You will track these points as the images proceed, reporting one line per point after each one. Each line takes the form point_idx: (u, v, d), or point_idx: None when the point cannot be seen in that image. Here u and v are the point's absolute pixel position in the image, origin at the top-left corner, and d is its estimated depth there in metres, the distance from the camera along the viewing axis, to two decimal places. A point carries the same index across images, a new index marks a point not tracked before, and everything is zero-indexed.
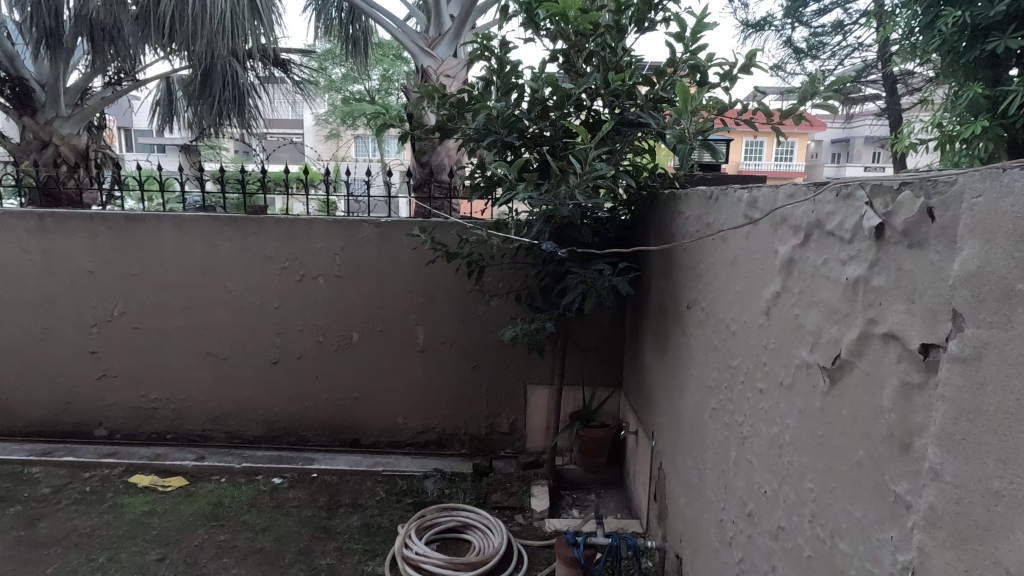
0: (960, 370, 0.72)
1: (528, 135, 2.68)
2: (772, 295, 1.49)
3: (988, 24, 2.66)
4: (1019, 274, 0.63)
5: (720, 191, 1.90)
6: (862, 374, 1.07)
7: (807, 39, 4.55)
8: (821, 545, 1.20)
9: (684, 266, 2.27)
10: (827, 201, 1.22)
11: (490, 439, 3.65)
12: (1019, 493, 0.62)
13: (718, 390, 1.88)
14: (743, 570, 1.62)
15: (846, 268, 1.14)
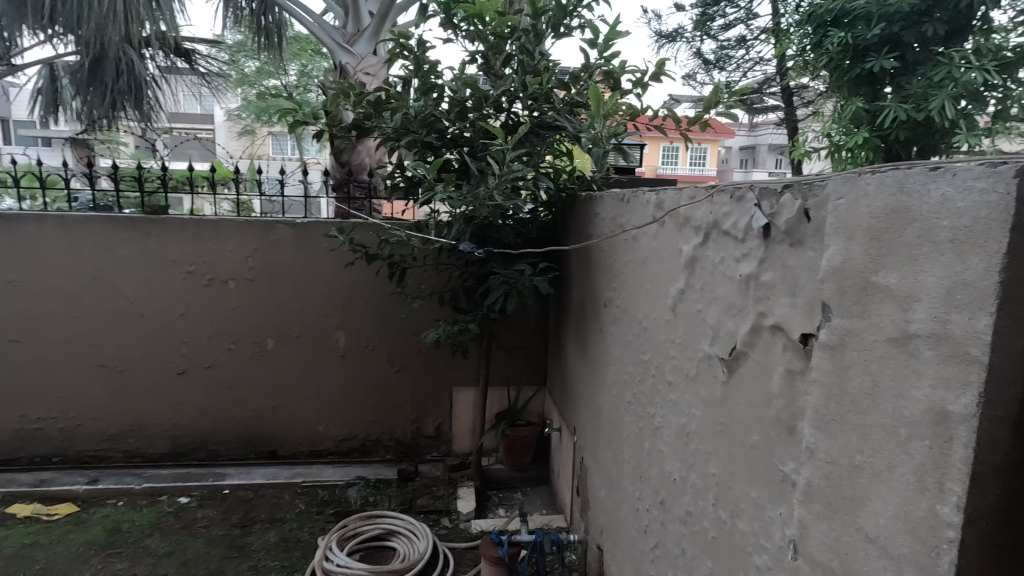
0: (828, 356, 0.79)
1: (448, 136, 2.67)
2: (678, 291, 1.57)
3: (867, 45, 2.97)
4: (872, 267, 0.70)
5: (632, 193, 1.98)
6: (754, 363, 1.16)
7: (715, 51, 4.85)
8: (723, 526, 1.29)
9: (601, 266, 2.34)
10: (723, 203, 1.31)
11: (416, 443, 3.60)
12: (876, 465, 0.69)
13: (632, 383, 1.96)
14: (657, 555, 1.70)
15: (740, 265, 1.22)
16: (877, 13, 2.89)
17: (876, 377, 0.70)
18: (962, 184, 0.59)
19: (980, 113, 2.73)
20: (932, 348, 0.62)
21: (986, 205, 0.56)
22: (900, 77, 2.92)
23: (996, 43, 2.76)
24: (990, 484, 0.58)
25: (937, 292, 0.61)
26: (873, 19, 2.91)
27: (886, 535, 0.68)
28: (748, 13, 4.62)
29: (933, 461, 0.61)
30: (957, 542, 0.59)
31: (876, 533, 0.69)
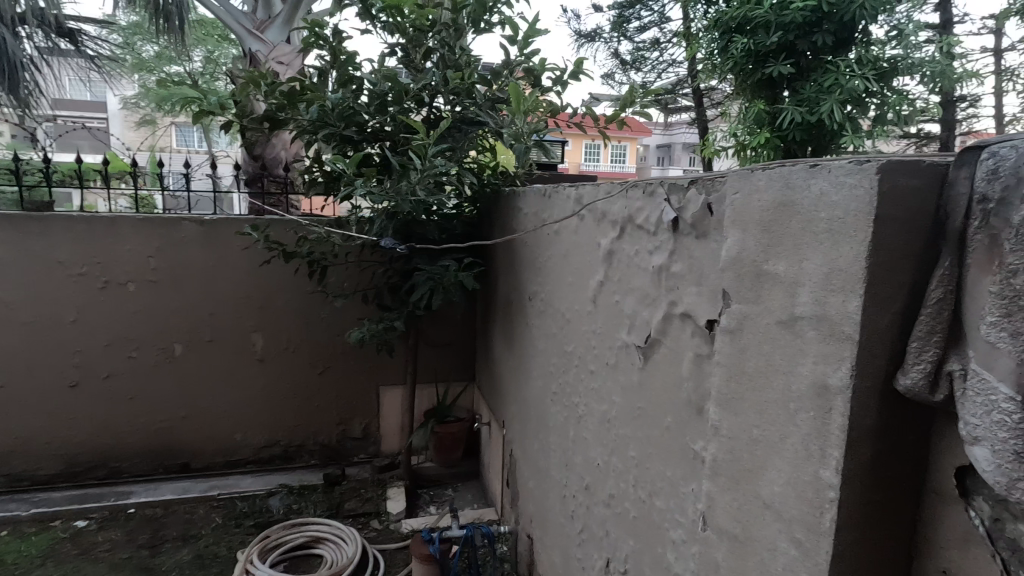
0: (728, 339, 0.85)
1: (368, 129, 2.60)
2: (598, 284, 1.62)
3: (766, 52, 3.22)
4: (763, 256, 0.77)
5: (553, 188, 2.02)
6: (667, 349, 1.22)
7: (632, 52, 5.05)
8: (643, 505, 1.35)
9: (525, 260, 2.38)
10: (637, 198, 1.37)
11: (342, 446, 3.49)
12: (770, 437, 0.76)
13: (557, 374, 2.00)
14: (583, 539, 1.76)
15: (652, 257, 1.29)
16: (775, 22, 3.13)
17: (768, 356, 0.76)
18: (835, 179, 0.65)
19: (862, 117, 3.07)
20: (815, 328, 0.68)
21: (854, 199, 0.63)
22: (795, 82, 3.19)
23: (874, 54, 3.02)
24: (863, 447, 0.65)
25: (818, 277, 0.67)
26: (771, 27, 3.14)
27: (780, 500, 0.74)
28: (661, 17, 4.84)
29: (818, 429, 0.68)
30: (837, 501, 0.66)
31: (772, 498, 0.75)
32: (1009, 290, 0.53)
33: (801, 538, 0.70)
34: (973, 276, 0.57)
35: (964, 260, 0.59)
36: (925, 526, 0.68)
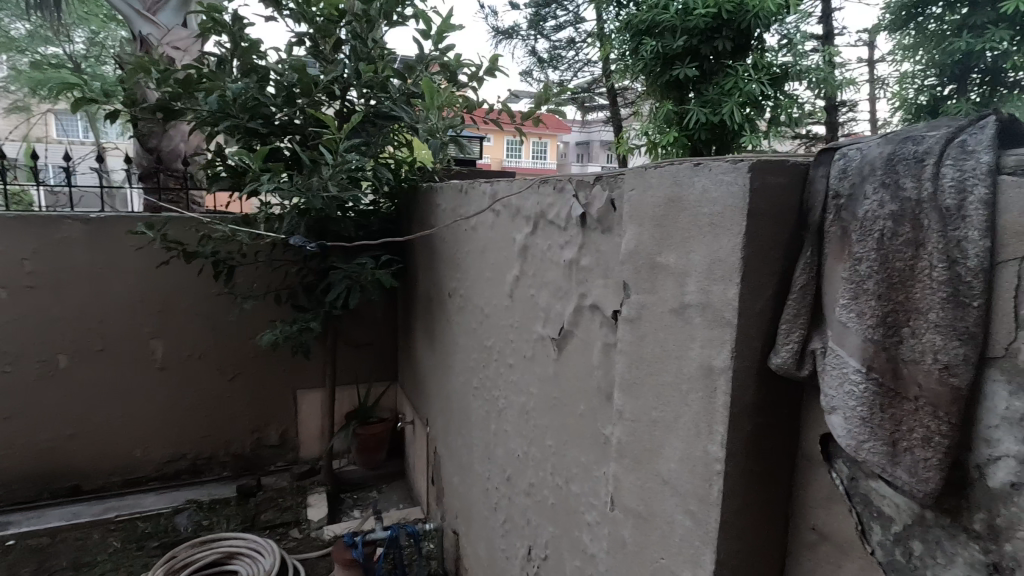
0: (629, 328, 0.89)
1: (276, 122, 2.49)
2: (514, 278, 1.65)
3: (672, 55, 3.38)
4: (657, 250, 0.82)
5: (469, 184, 2.03)
6: (578, 340, 1.27)
7: (548, 51, 5.15)
8: (560, 492, 1.40)
9: (444, 256, 2.37)
10: (548, 194, 1.41)
11: (257, 455, 3.32)
12: (666, 417, 0.81)
13: (478, 369, 2.02)
14: (506, 530, 1.79)
15: (564, 251, 1.33)
16: (680, 27, 3.27)
17: (662, 343, 0.81)
18: (715, 178, 0.71)
19: (759, 117, 3.31)
20: (701, 315, 0.74)
21: (731, 197, 0.68)
22: (699, 85, 3.38)
23: (768, 60, 3.27)
24: (743, 423, 0.71)
25: (703, 268, 0.73)
26: (677, 31, 3.30)
27: (676, 476, 0.80)
28: (576, 18, 4.97)
29: (706, 408, 0.73)
30: (723, 474, 0.71)
31: (670, 475, 0.81)
32: (855, 276, 0.60)
33: (694, 509, 0.76)
34: (829, 265, 0.65)
35: (821, 250, 0.66)
36: (799, 490, 0.75)
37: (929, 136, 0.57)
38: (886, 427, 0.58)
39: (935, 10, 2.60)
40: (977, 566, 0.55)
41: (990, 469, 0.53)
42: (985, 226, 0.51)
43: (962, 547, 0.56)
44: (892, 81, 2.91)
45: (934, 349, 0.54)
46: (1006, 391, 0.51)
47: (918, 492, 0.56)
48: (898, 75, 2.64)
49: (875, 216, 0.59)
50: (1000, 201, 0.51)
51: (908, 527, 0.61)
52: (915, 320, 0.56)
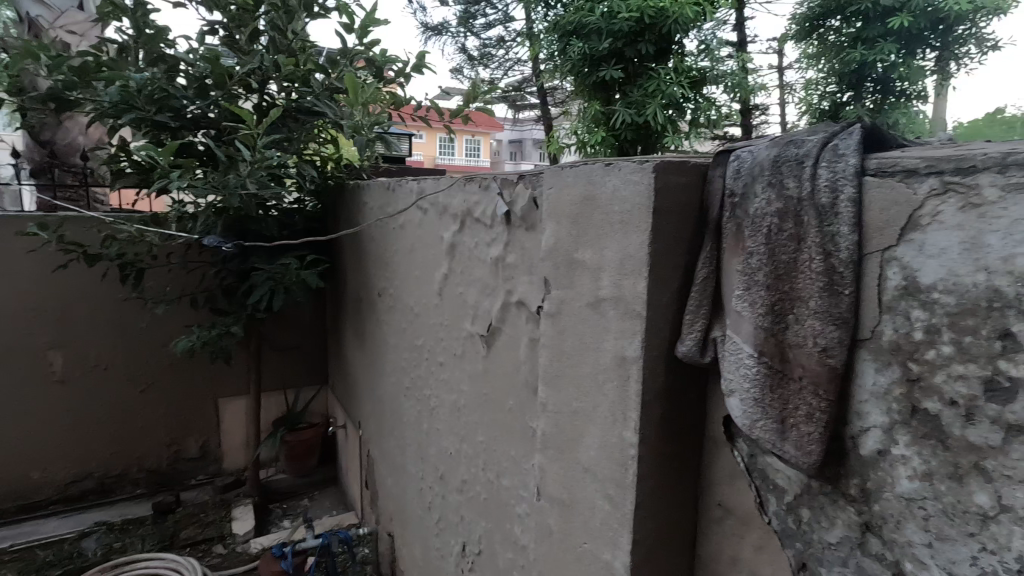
0: (550, 322, 0.92)
1: (188, 115, 2.35)
2: (443, 276, 1.65)
3: (599, 56, 3.48)
4: (574, 246, 0.85)
5: (396, 181, 2.00)
6: (506, 336, 1.29)
7: (478, 49, 5.16)
8: (491, 486, 1.42)
9: (373, 254, 2.32)
10: (474, 192, 1.42)
11: (175, 469, 3.13)
12: (585, 407, 0.84)
13: (409, 368, 2.00)
14: (441, 528, 1.78)
15: (490, 249, 1.35)
16: (605, 29, 3.37)
17: (580, 336, 0.85)
18: (625, 177, 0.74)
19: (680, 119, 3.46)
20: (615, 308, 0.77)
21: (639, 195, 0.72)
22: (625, 87, 3.50)
23: (687, 65, 3.41)
24: (655, 409, 0.75)
25: (615, 263, 0.77)
26: (602, 34, 3.40)
27: (596, 463, 0.83)
28: (505, 16, 5.00)
29: (620, 395, 0.77)
30: (636, 458, 0.76)
31: (590, 462, 0.84)
32: (747, 268, 0.65)
33: (612, 493, 0.80)
34: (726, 258, 0.70)
35: (720, 244, 0.71)
36: (706, 468, 0.81)
37: (808, 140, 0.63)
38: (775, 406, 0.63)
39: (833, 23, 2.91)
40: (853, 526, 0.62)
41: (862, 439, 0.60)
42: (852, 222, 0.57)
43: (842, 510, 0.63)
44: (799, 88, 3.18)
45: (814, 333, 0.60)
46: (874, 369, 0.58)
47: (803, 463, 0.62)
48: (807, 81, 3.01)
49: (764, 212, 0.64)
50: (865, 198, 0.58)
51: (798, 497, 0.67)
52: (799, 307, 0.61)
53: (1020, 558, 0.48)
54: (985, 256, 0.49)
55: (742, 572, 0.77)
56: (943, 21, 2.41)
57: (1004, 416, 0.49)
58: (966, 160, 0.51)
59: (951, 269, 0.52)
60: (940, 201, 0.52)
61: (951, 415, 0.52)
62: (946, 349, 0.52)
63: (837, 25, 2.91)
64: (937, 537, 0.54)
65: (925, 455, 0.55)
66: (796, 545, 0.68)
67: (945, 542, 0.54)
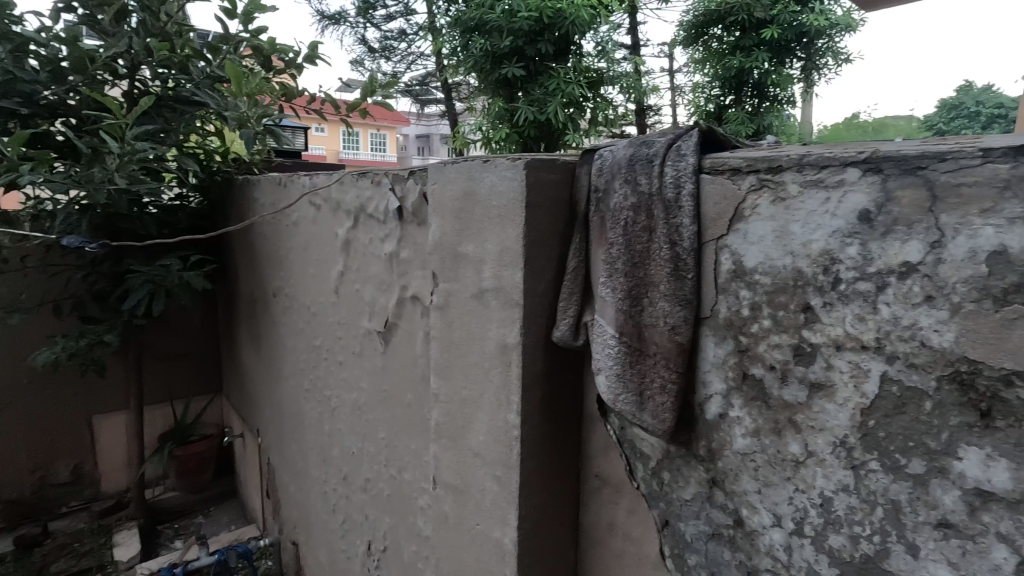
0: (439, 314, 0.94)
1: (42, 102, 2.10)
2: (338, 273, 1.62)
3: (500, 54, 3.53)
4: (458, 240, 0.88)
5: (288, 177, 1.92)
6: (403, 331, 1.30)
7: (379, 41, 5.05)
8: (395, 482, 1.42)
9: (266, 252, 2.22)
10: (366, 188, 1.40)
11: (41, 498, 2.80)
12: (474, 395, 0.88)
13: (308, 369, 1.94)
14: (346, 530, 1.75)
15: (384, 245, 1.35)
16: (506, 28, 3.43)
17: (467, 326, 0.88)
18: (500, 173, 0.78)
19: (581, 117, 3.59)
20: (496, 299, 0.81)
21: (514, 190, 0.76)
22: (526, 85, 3.58)
23: (586, 65, 3.53)
24: (535, 391, 0.80)
25: (495, 256, 0.81)
26: (503, 32, 3.45)
27: (484, 447, 0.87)
28: (406, 9, 4.92)
29: (504, 380, 0.82)
30: (519, 437, 0.80)
31: (480, 447, 0.88)
32: (609, 257, 0.71)
33: (500, 474, 0.84)
34: (593, 249, 0.76)
35: (587, 236, 0.77)
36: (585, 444, 0.88)
37: (657, 141, 0.70)
38: (634, 380, 0.70)
39: (717, 31, 3.18)
40: (703, 482, 0.70)
41: (706, 405, 0.68)
42: (692, 214, 0.65)
43: (694, 470, 0.71)
44: (687, 91, 3.45)
45: (664, 314, 0.67)
46: (713, 343, 0.66)
47: (658, 430, 0.69)
48: (692, 84, 3.32)
49: (621, 206, 0.70)
50: (702, 193, 0.65)
51: (659, 462, 0.75)
52: (652, 291, 0.68)
53: (823, 493, 0.59)
54: (791, 242, 0.58)
55: (617, 536, 0.84)
56: (805, 36, 2.99)
57: (808, 376, 0.59)
58: (775, 160, 0.59)
59: (767, 254, 0.60)
60: (757, 196, 0.61)
61: (770, 378, 0.62)
62: (765, 322, 0.61)
63: (720, 33, 3.19)
64: (765, 484, 0.64)
65: (753, 415, 0.64)
66: (660, 505, 0.75)
67: (770, 487, 0.63)
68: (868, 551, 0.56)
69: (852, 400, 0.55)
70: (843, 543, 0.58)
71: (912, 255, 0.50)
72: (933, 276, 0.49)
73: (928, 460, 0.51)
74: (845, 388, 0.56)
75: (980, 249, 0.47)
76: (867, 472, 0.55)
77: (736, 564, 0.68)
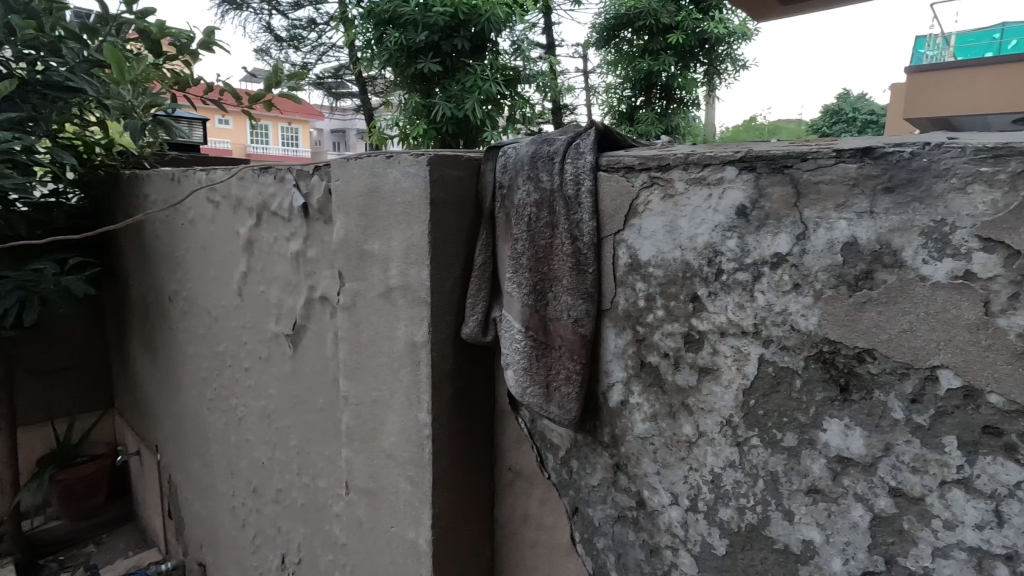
0: (345, 315, 0.91)
1: None
2: (241, 275, 1.53)
3: (416, 49, 3.48)
4: (363, 238, 0.85)
5: (182, 172, 1.79)
6: (312, 334, 1.25)
7: (287, 29, 4.82)
8: (307, 490, 1.36)
9: (159, 253, 2.05)
10: (269, 184, 1.33)
11: None
12: (384, 396, 0.86)
13: (211, 378, 1.81)
14: (258, 545, 1.66)
15: (290, 244, 1.28)
16: (421, 22, 3.38)
17: (375, 326, 0.86)
18: (404, 169, 0.77)
19: (498, 114, 3.60)
20: (403, 297, 0.80)
21: (418, 187, 0.76)
22: (443, 80, 3.55)
23: (502, 63, 3.55)
24: (445, 388, 0.80)
25: (401, 254, 0.79)
26: (419, 26, 3.40)
27: (396, 449, 0.86)
28: None
29: (414, 379, 0.80)
30: (431, 436, 0.80)
31: (391, 449, 0.86)
32: (514, 252, 0.72)
33: (413, 474, 0.83)
34: (499, 244, 0.76)
35: (494, 233, 0.77)
36: (497, 438, 0.89)
37: (558, 139, 0.71)
38: (541, 373, 0.72)
39: (627, 35, 3.31)
40: (608, 468, 0.73)
41: (609, 394, 0.71)
42: (591, 210, 0.67)
43: (599, 456, 0.74)
44: (601, 91, 3.57)
45: (568, 307, 0.69)
46: (613, 334, 0.69)
47: (565, 420, 0.71)
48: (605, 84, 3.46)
49: (524, 202, 0.71)
50: (600, 189, 0.68)
51: (568, 450, 0.77)
52: (555, 285, 0.70)
53: (713, 470, 0.63)
54: (680, 236, 0.62)
55: (531, 526, 0.86)
56: (707, 42, 3.17)
57: (698, 361, 0.62)
58: (663, 159, 0.62)
59: (660, 248, 0.64)
60: (648, 193, 0.64)
61: (665, 365, 0.65)
62: (659, 312, 0.65)
63: (630, 37, 3.32)
64: (663, 465, 0.67)
65: (651, 400, 0.67)
66: (570, 493, 0.78)
67: (668, 468, 0.67)
68: (752, 520, 0.61)
69: (735, 382, 0.60)
70: (732, 515, 0.62)
71: (780, 247, 0.55)
72: (799, 266, 0.54)
73: (799, 433, 0.56)
74: (729, 371, 0.60)
75: (836, 240, 0.52)
76: (749, 447, 0.60)
77: (639, 543, 0.71)
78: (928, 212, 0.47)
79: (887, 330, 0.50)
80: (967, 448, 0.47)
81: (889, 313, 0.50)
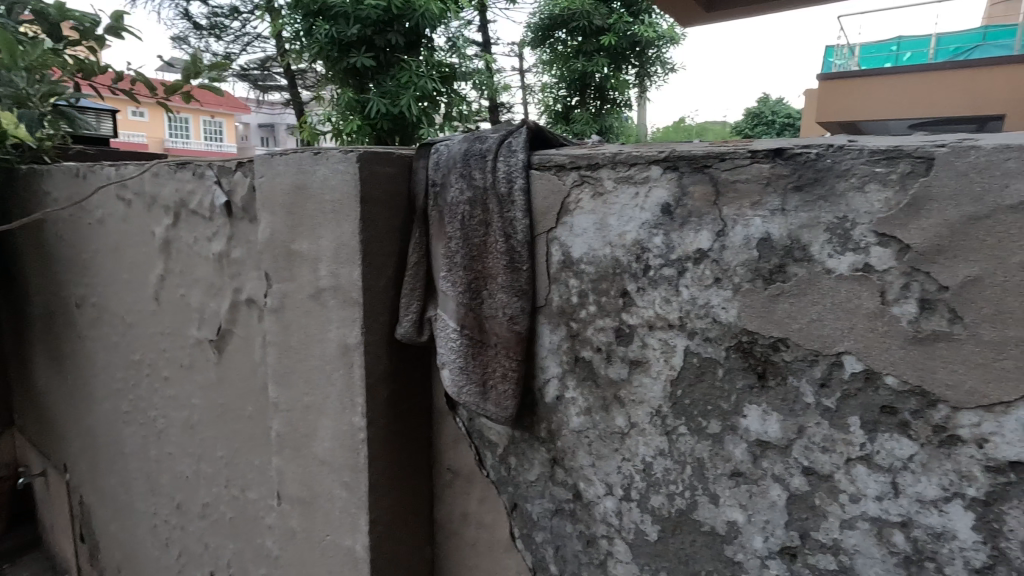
0: (273, 318, 0.87)
1: None
2: (158, 277, 1.43)
3: (347, 42, 3.38)
4: (290, 237, 0.82)
5: (87, 167, 1.65)
6: (239, 338, 1.19)
7: (206, 17, 4.55)
8: (237, 503, 1.30)
9: (63, 254, 1.88)
10: (187, 180, 1.25)
11: None
12: (316, 401, 0.83)
13: (126, 388, 1.69)
14: (183, 564, 1.57)
15: (211, 244, 1.21)
16: (352, 15, 3.29)
17: (304, 329, 0.83)
18: (331, 166, 0.75)
19: (434, 111, 3.55)
20: (334, 298, 0.78)
21: (347, 184, 0.73)
22: (376, 75, 3.46)
23: (438, 59, 3.52)
24: (379, 390, 0.78)
25: (331, 253, 0.77)
26: (350, 18, 3.31)
27: (331, 455, 0.83)
28: None
29: (348, 382, 0.78)
30: (366, 440, 0.78)
31: (326, 455, 0.84)
32: (447, 251, 0.71)
33: (348, 480, 0.81)
34: (432, 243, 0.75)
35: (427, 231, 0.76)
36: (435, 438, 0.88)
37: (490, 137, 0.71)
38: (477, 371, 0.71)
39: (561, 35, 3.36)
40: (546, 463, 0.74)
41: (545, 389, 0.72)
42: (524, 208, 0.68)
43: (537, 452, 0.75)
44: (536, 91, 3.61)
45: (503, 305, 0.69)
46: (548, 330, 0.70)
47: (501, 417, 0.71)
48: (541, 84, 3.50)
49: (457, 200, 0.71)
50: (532, 187, 0.68)
51: (506, 447, 0.77)
52: (490, 283, 0.70)
53: (644, 459, 0.65)
54: (609, 233, 0.64)
55: (471, 525, 0.86)
56: (638, 45, 3.27)
57: (628, 355, 0.64)
58: (592, 158, 0.64)
59: (591, 245, 0.65)
60: (579, 191, 0.65)
61: (598, 359, 0.67)
62: (591, 308, 0.66)
63: (564, 37, 3.37)
64: (597, 457, 0.69)
65: (585, 394, 0.69)
66: (508, 489, 0.78)
67: (602, 459, 0.69)
68: (681, 505, 0.63)
69: (663, 373, 0.62)
70: (662, 501, 0.65)
71: (701, 243, 0.58)
72: (719, 261, 0.57)
73: (722, 420, 0.59)
74: (657, 363, 0.62)
75: (752, 237, 0.55)
76: (677, 436, 0.62)
77: (577, 535, 0.73)
78: (831, 210, 0.51)
79: (798, 320, 0.53)
80: (868, 427, 0.51)
81: (800, 304, 0.53)
